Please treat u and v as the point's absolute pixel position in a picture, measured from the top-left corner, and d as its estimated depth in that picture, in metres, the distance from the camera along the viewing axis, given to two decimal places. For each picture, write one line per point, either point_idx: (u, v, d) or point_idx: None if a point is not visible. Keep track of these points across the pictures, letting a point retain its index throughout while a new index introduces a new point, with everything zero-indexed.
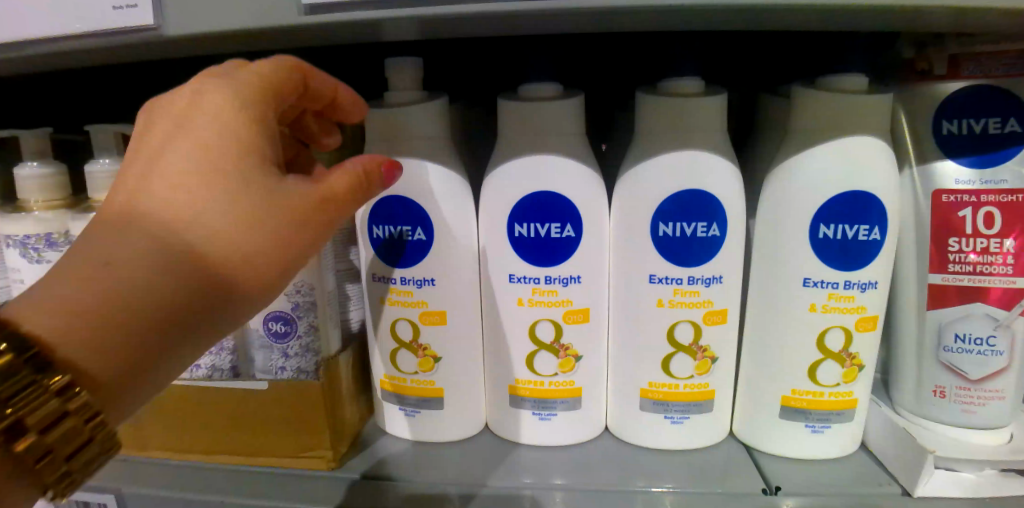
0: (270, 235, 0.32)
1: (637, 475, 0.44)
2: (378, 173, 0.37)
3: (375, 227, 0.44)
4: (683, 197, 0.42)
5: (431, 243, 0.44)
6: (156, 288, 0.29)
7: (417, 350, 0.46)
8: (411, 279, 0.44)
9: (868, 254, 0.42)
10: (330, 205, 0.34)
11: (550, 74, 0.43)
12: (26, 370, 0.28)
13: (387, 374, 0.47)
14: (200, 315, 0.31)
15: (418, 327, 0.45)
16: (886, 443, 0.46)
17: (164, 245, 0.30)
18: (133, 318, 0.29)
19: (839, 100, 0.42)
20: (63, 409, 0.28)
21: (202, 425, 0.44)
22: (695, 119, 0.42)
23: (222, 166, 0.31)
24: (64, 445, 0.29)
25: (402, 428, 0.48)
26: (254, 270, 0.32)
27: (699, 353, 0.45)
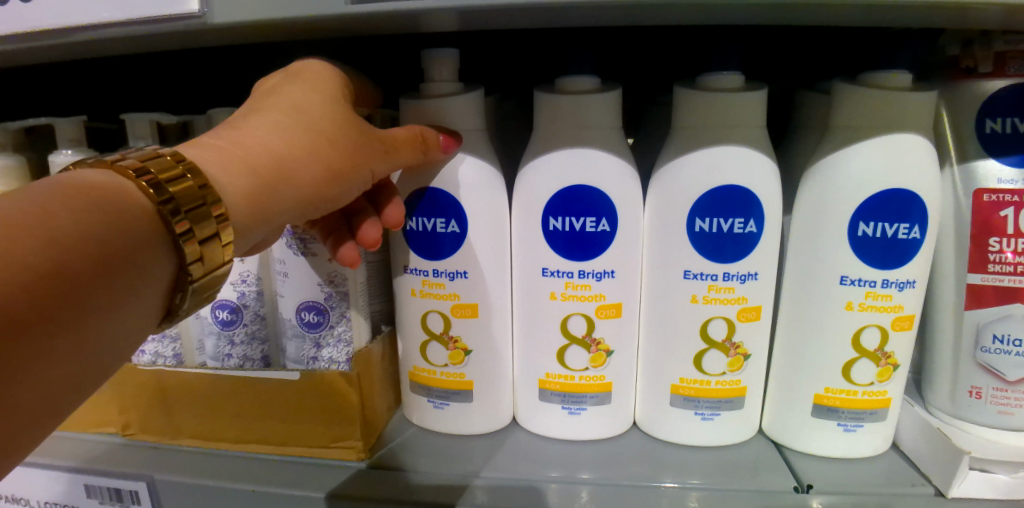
0: (341, 150, 0.36)
1: (666, 470, 0.44)
2: (435, 139, 0.41)
3: (409, 219, 0.44)
4: (720, 193, 0.41)
5: (465, 235, 0.43)
6: (267, 152, 0.33)
7: (448, 343, 0.45)
8: (443, 271, 0.44)
9: (908, 253, 0.42)
10: (396, 146, 0.39)
11: (589, 68, 0.43)
12: (181, 166, 0.30)
13: (417, 366, 0.47)
14: (284, 189, 0.33)
15: (449, 320, 0.45)
16: (919, 443, 0.45)
17: (276, 131, 0.33)
18: (237, 171, 0.32)
19: (884, 96, 0.41)
20: (204, 197, 0.30)
21: (234, 412, 0.44)
22: (735, 115, 0.41)
23: (324, 97, 0.36)
24: (200, 233, 0.30)
25: (431, 421, 0.48)
26: (330, 171, 0.35)
27: (732, 350, 0.44)
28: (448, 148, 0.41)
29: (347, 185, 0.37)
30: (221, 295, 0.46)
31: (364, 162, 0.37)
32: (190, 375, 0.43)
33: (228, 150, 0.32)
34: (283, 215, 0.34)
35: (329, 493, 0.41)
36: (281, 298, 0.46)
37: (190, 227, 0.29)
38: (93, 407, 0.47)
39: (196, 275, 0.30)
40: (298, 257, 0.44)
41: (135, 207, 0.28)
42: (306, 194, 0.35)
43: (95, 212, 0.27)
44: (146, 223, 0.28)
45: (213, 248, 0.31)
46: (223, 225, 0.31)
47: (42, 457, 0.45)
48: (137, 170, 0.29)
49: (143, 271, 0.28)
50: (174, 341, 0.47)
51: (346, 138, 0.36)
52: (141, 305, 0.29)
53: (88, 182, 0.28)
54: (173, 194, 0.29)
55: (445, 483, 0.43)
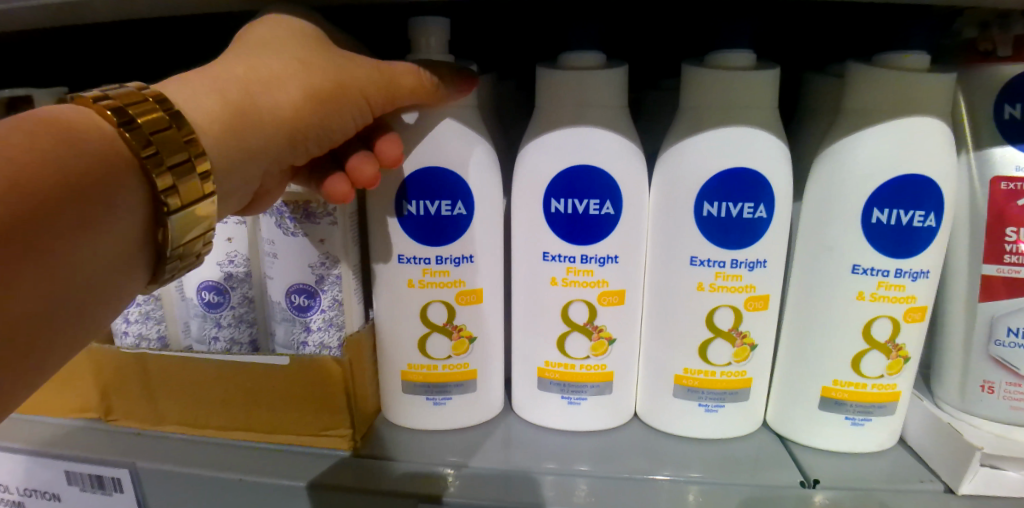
0: (321, 73, 0.35)
1: (666, 463, 0.43)
2: (450, 77, 0.38)
3: (409, 202, 0.41)
4: (728, 177, 0.40)
5: (470, 217, 0.42)
6: (236, 84, 0.33)
7: (452, 332, 0.44)
8: (447, 257, 0.42)
9: (922, 242, 0.40)
10: (391, 75, 0.37)
11: (594, 43, 0.41)
12: (148, 98, 0.30)
13: (412, 364, 0.44)
14: (258, 118, 0.34)
15: (452, 308, 0.43)
16: (928, 439, 0.44)
17: (250, 65, 0.33)
18: (208, 95, 0.32)
19: (900, 78, 0.39)
20: (170, 122, 0.29)
21: (218, 398, 0.42)
22: (745, 96, 0.39)
23: (303, 27, 0.35)
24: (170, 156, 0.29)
25: (426, 418, 0.45)
26: (308, 101, 0.35)
27: (738, 339, 0.43)
28: (467, 86, 0.39)
29: (332, 113, 0.37)
30: (207, 276, 0.44)
31: (348, 88, 0.36)
32: (176, 360, 0.41)
33: (202, 81, 0.32)
34: (264, 144, 0.34)
35: (313, 483, 0.40)
36: (271, 279, 0.44)
37: (158, 151, 0.29)
38: (74, 391, 0.45)
39: (173, 206, 0.29)
40: (289, 237, 0.42)
41: (103, 136, 0.28)
42: (284, 121, 0.35)
43: (53, 133, 0.26)
44: (115, 146, 0.28)
45: (188, 181, 0.30)
46: (196, 152, 0.30)
47: (21, 442, 0.43)
48: (99, 100, 0.29)
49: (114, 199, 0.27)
50: (159, 323, 0.46)
51: (323, 65, 0.35)
52: (120, 229, 0.28)
53: (51, 114, 0.27)
54: (137, 121, 0.29)
55: (438, 472, 0.41)
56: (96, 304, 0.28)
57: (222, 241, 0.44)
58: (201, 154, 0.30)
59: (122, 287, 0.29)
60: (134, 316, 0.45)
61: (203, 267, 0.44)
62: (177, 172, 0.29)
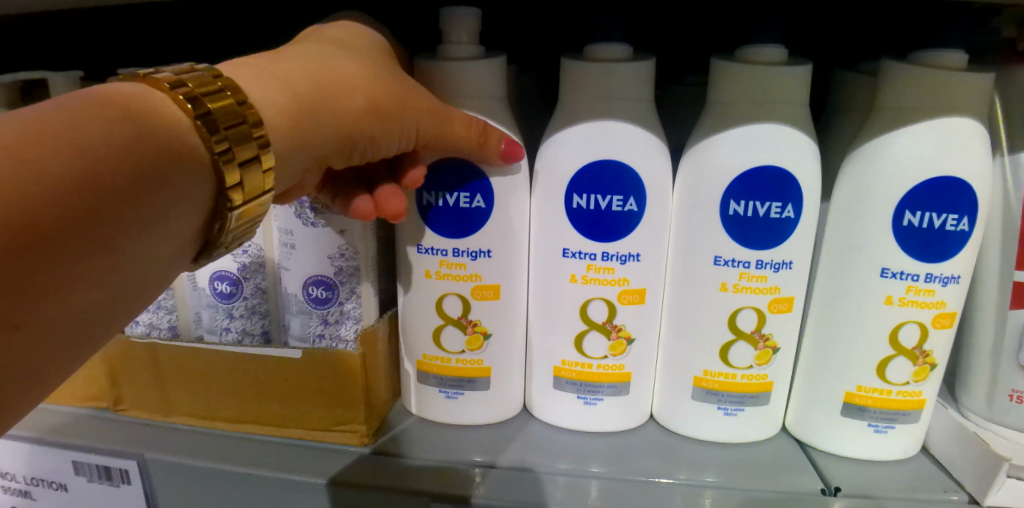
0: (387, 91, 0.34)
1: (683, 466, 0.42)
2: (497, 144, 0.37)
3: (428, 194, 0.40)
4: (756, 175, 0.38)
5: (489, 211, 0.40)
6: (305, 80, 0.31)
7: (466, 327, 0.43)
8: (464, 250, 0.41)
9: (955, 246, 0.39)
10: (450, 116, 0.36)
11: (620, 34, 0.40)
12: (217, 84, 0.28)
13: (427, 355, 0.44)
14: (317, 118, 0.32)
15: (468, 302, 0.42)
16: (952, 447, 0.43)
17: (324, 68, 0.32)
18: (275, 88, 0.30)
19: (938, 76, 0.38)
20: (242, 115, 0.28)
21: (232, 392, 0.42)
22: (776, 91, 0.38)
23: (375, 57, 0.36)
24: (241, 152, 0.28)
25: (438, 408, 0.45)
26: (366, 114, 0.34)
27: (761, 342, 0.42)
28: (510, 158, 0.38)
29: (381, 134, 0.35)
30: (221, 265, 0.43)
31: (407, 110, 0.35)
32: (188, 351, 0.40)
33: (267, 72, 0.30)
34: (316, 146, 0.32)
35: (333, 479, 0.39)
36: (287, 270, 0.43)
37: (231, 148, 0.27)
38: (82, 380, 0.44)
39: (236, 202, 0.28)
40: (308, 227, 0.41)
41: (177, 128, 0.26)
42: (340, 127, 0.33)
43: (125, 122, 0.24)
44: (186, 138, 0.26)
45: (253, 174, 0.29)
46: (264, 150, 0.29)
47: (25, 430, 0.43)
48: (172, 82, 0.27)
49: (179, 195, 0.26)
50: (170, 313, 0.45)
51: (389, 87, 0.35)
52: (178, 226, 0.27)
53: (124, 95, 0.25)
54: (212, 110, 0.27)
55: (452, 470, 0.41)
56: (109, 316, 0.26)
57: None
58: (266, 155, 0.29)
59: (143, 295, 0.27)
60: (145, 305, 0.44)
61: (217, 257, 0.43)
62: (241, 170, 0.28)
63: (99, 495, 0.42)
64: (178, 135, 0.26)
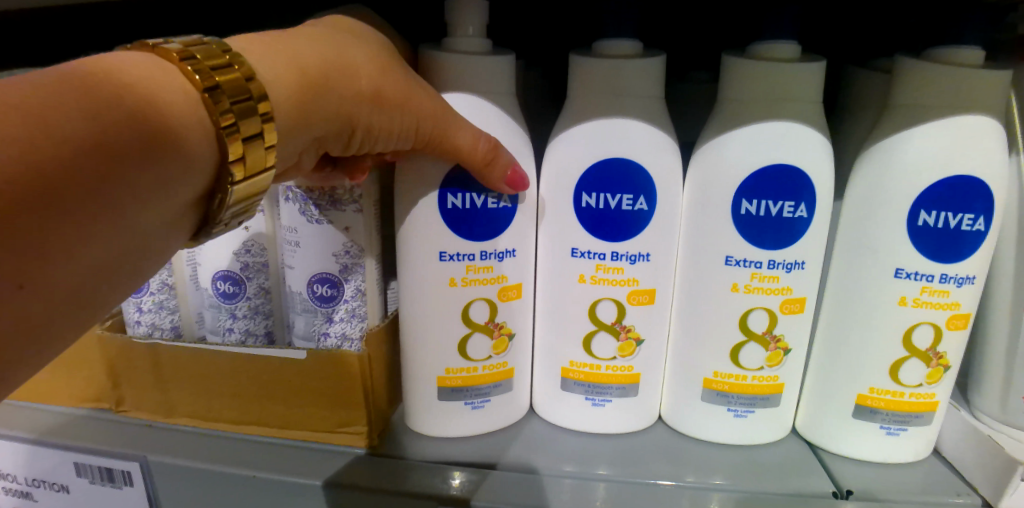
0: (394, 81, 0.33)
1: (691, 468, 0.41)
2: (503, 173, 0.37)
3: (453, 195, 0.38)
4: (769, 174, 0.38)
5: (515, 209, 0.40)
6: (311, 62, 0.30)
7: (493, 331, 0.42)
8: (492, 252, 0.40)
9: (970, 246, 0.38)
10: (453, 121, 0.35)
11: (630, 30, 0.39)
12: (225, 58, 0.27)
13: (450, 368, 0.42)
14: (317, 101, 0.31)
15: (495, 306, 0.41)
16: (964, 450, 0.42)
17: (334, 52, 0.31)
18: (280, 60, 0.30)
19: (954, 72, 0.37)
20: (249, 91, 0.27)
21: (235, 393, 0.41)
22: (790, 88, 0.38)
23: (391, 50, 0.34)
24: (246, 126, 0.27)
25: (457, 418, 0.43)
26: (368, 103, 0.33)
27: (772, 343, 0.41)
28: (516, 187, 0.38)
29: (378, 126, 0.34)
30: (224, 265, 0.42)
31: (409, 105, 0.34)
32: (191, 351, 0.40)
33: (278, 46, 0.30)
34: (313, 128, 0.32)
35: (328, 481, 0.39)
36: (291, 269, 0.42)
37: (236, 122, 0.26)
38: (83, 380, 0.44)
39: (236, 178, 0.28)
40: (311, 224, 0.40)
41: (183, 99, 0.26)
42: (339, 110, 0.32)
43: (129, 92, 0.24)
44: (192, 110, 0.26)
45: (256, 149, 0.28)
46: (269, 125, 0.28)
47: (26, 431, 0.42)
48: (180, 53, 0.26)
49: (181, 170, 0.26)
50: (172, 313, 0.44)
51: (396, 80, 0.33)
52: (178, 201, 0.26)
53: (132, 63, 0.25)
54: (219, 84, 0.26)
55: (459, 473, 0.40)
56: (107, 285, 0.26)
57: (239, 229, 0.42)
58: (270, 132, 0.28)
59: (142, 267, 0.27)
60: (147, 305, 0.43)
61: (219, 257, 0.42)
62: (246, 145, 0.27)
63: (101, 497, 0.42)
64: (184, 107, 0.25)
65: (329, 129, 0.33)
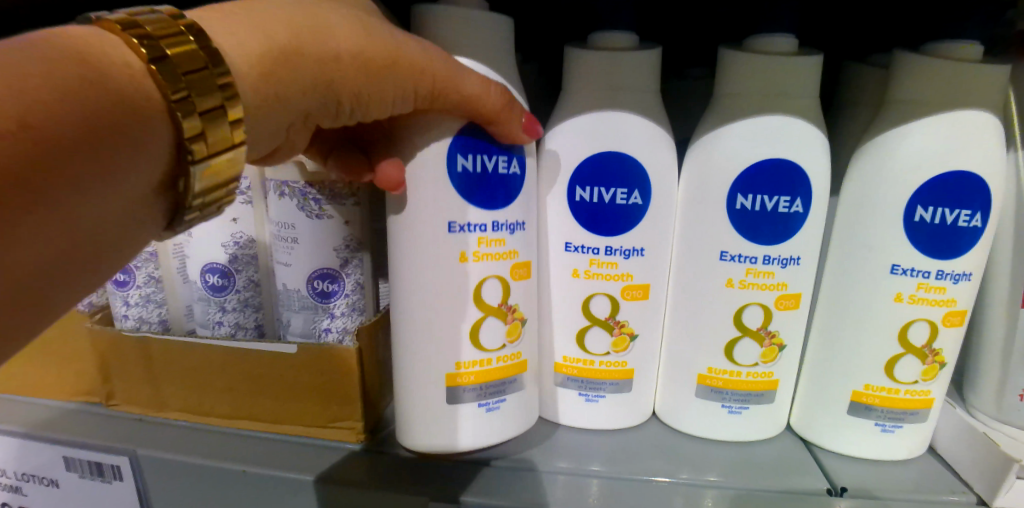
0: (380, 44, 0.31)
1: (684, 465, 0.41)
2: (519, 121, 0.36)
3: (463, 156, 0.36)
4: (763, 168, 0.37)
5: (523, 178, 0.38)
6: (280, 28, 0.29)
7: (506, 315, 0.39)
8: (503, 224, 0.38)
9: (967, 243, 0.38)
10: (457, 73, 0.33)
11: (625, 22, 0.39)
12: (178, 28, 0.26)
13: (461, 362, 0.38)
14: (296, 68, 0.29)
15: (507, 285, 0.38)
16: (959, 448, 0.42)
17: (306, 17, 0.30)
18: (249, 36, 0.28)
19: (951, 67, 0.36)
20: (205, 62, 0.26)
21: (225, 386, 0.41)
22: (785, 82, 0.37)
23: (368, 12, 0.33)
24: (203, 100, 0.25)
25: (470, 417, 0.39)
26: (355, 67, 0.31)
27: (767, 339, 0.41)
28: (530, 134, 0.37)
29: (377, 93, 0.32)
30: (212, 257, 0.42)
31: (404, 66, 0.32)
32: (182, 344, 0.40)
33: (242, 18, 0.29)
34: (295, 99, 0.30)
35: (321, 476, 0.38)
36: (286, 266, 0.41)
37: (189, 94, 0.25)
38: (78, 373, 0.44)
39: (198, 156, 0.26)
40: (313, 219, 0.40)
41: (130, 75, 0.24)
42: (321, 78, 0.30)
43: (72, 69, 0.22)
44: (139, 85, 0.24)
45: (219, 127, 0.26)
46: (231, 100, 0.27)
47: (17, 425, 0.42)
48: (125, 25, 0.25)
49: (134, 153, 0.24)
50: (161, 306, 0.44)
51: (383, 42, 0.32)
52: (134, 188, 0.25)
53: (75, 37, 0.23)
54: (170, 56, 0.25)
55: (450, 469, 0.40)
56: (68, 279, 0.24)
57: (228, 222, 0.42)
58: (235, 104, 0.27)
59: (100, 260, 0.25)
60: (134, 299, 0.43)
61: (208, 249, 0.42)
62: (206, 120, 0.26)
63: (91, 492, 0.41)
64: (130, 82, 0.24)
65: (316, 99, 0.31)
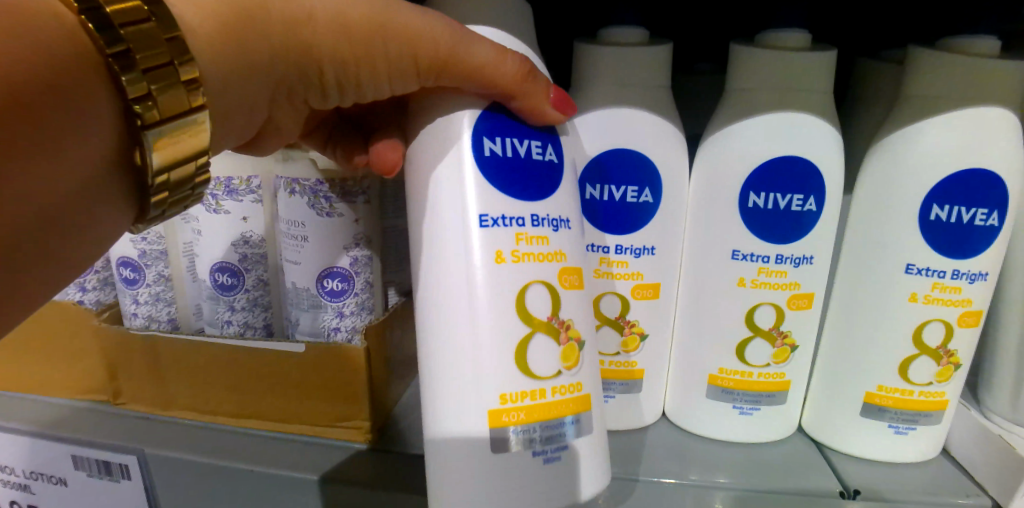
0: (362, 7, 0.29)
1: (695, 465, 0.41)
2: (545, 93, 0.31)
3: (490, 139, 0.30)
4: (776, 166, 0.37)
5: (562, 168, 0.32)
6: None
7: (560, 332, 0.30)
8: (545, 218, 0.31)
9: (983, 242, 0.38)
10: (466, 39, 0.30)
11: (635, 17, 0.38)
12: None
13: (506, 394, 0.29)
14: (254, 25, 0.28)
15: (556, 293, 0.31)
16: (975, 450, 0.41)
17: None
18: None
19: (967, 63, 0.36)
20: (147, 19, 0.25)
21: (234, 386, 0.41)
22: (798, 78, 0.37)
23: None
24: (148, 58, 0.25)
25: (518, 477, 0.29)
26: (327, 29, 0.29)
27: (779, 339, 0.40)
28: (562, 110, 0.32)
29: (360, 56, 0.30)
30: (220, 256, 0.42)
31: (388, 28, 0.30)
32: (189, 343, 0.39)
33: None
34: (254, 59, 0.29)
35: (325, 475, 0.38)
36: (295, 265, 0.41)
37: (128, 47, 0.24)
38: (81, 373, 0.43)
39: (149, 120, 0.25)
40: (322, 218, 0.39)
41: (65, 34, 0.23)
42: (286, 37, 0.29)
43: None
44: (76, 44, 0.24)
45: (172, 91, 0.26)
46: (181, 59, 0.26)
47: (24, 424, 0.42)
48: None
49: (72, 116, 0.24)
50: (170, 305, 0.44)
51: (369, 6, 0.29)
52: (77, 154, 0.24)
53: None
54: (107, 13, 0.24)
55: None
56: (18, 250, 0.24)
57: (237, 221, 0.42)
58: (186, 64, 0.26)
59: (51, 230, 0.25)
60: (144, 297, 0.43)
61: (216, 248, 0.42)
62: (153, 79, 0.25)
63: (98, 490, 0.41)
64: (64, 39, 0.23)
65: (281, 60, 0.30)
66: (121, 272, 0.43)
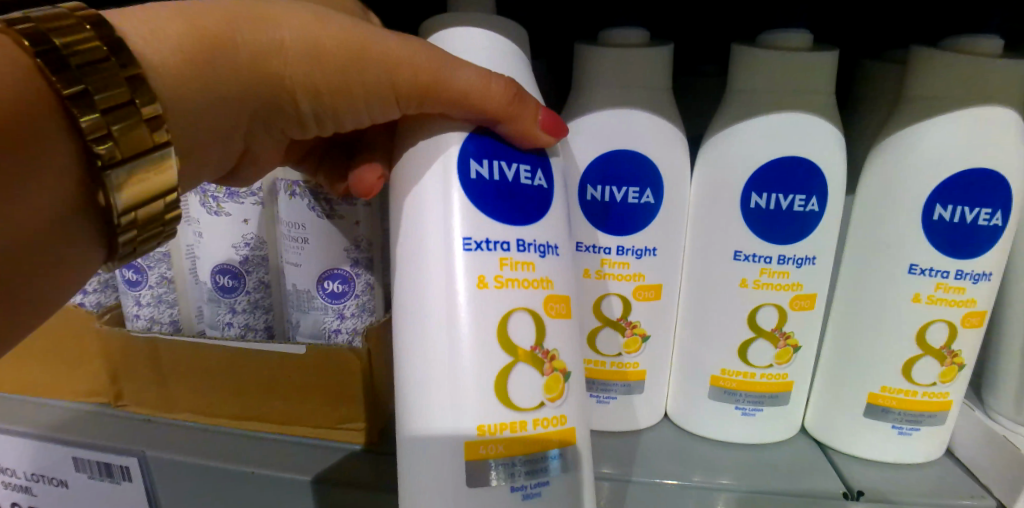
0: (338, 37, 0.29)
1: (697, 467, 0.41)
2: (535, 115, 0.30)
3: (477, 162, 0.30)
4: (778, 167, 0.37)
5: (552, 193, 0.32)
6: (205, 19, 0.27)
7: (543, 363, 0.29)
8: (532, 244, 0.30)
9: (986, 242, 0.37)
10: (449, 66, 0.29)
11: (637, 17, 0.38)
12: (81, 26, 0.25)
13: (484, 425, 0.28)
14: (222, 58, 0.28)
15: (541, 322, 0.30)
16: (979, 451, 0.41)
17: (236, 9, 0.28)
18: (168, 26, 0.27)
19: (971, 63, 0.36)
20: (107, 58, 0.25)
21: (234, 388, 0.41)
22: (800, 78, 0.36)
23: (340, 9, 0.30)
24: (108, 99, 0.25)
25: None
26: (299, 59, 0.29)
27: (781, 340, 0.40)
28: (554, 134, 0.31)
29: (337, 85, 0.30)
30: (221, 258, 0.42)
31: (367, 56, 0.29)
32: (190, 345, 0.39)
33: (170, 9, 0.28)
34: (225, 91, 0.29)
35: (327, 478, 0.38)
36: (296, 266, 0.40)
37: (87, 87, 0.24)
38: (83, 375, 0.43)
39: (109, 159, 0.25)
40: (323, 220, 0.39)
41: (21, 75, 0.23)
42: (256, 69, 0.29)
43: None
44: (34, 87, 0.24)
45: (132, 129, 0.25)
46: (143, 98, 0.26)
47: (27, 426, 0.42)
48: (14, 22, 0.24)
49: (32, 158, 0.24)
50: (172, 307, 0.44)
51: (346, 36, 0.29)
52: (38, 194, 0.24)
53: None
54: (66, 54, 0.24)
55: None
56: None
57: (239, 222, 0.42)
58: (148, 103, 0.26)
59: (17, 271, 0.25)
60: (146, 299, 0.43)
61: (218, 250, 0.42)
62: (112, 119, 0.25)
63: (99, 492, 0.41)
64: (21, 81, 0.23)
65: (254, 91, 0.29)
66: (122, 274, 0.42)
